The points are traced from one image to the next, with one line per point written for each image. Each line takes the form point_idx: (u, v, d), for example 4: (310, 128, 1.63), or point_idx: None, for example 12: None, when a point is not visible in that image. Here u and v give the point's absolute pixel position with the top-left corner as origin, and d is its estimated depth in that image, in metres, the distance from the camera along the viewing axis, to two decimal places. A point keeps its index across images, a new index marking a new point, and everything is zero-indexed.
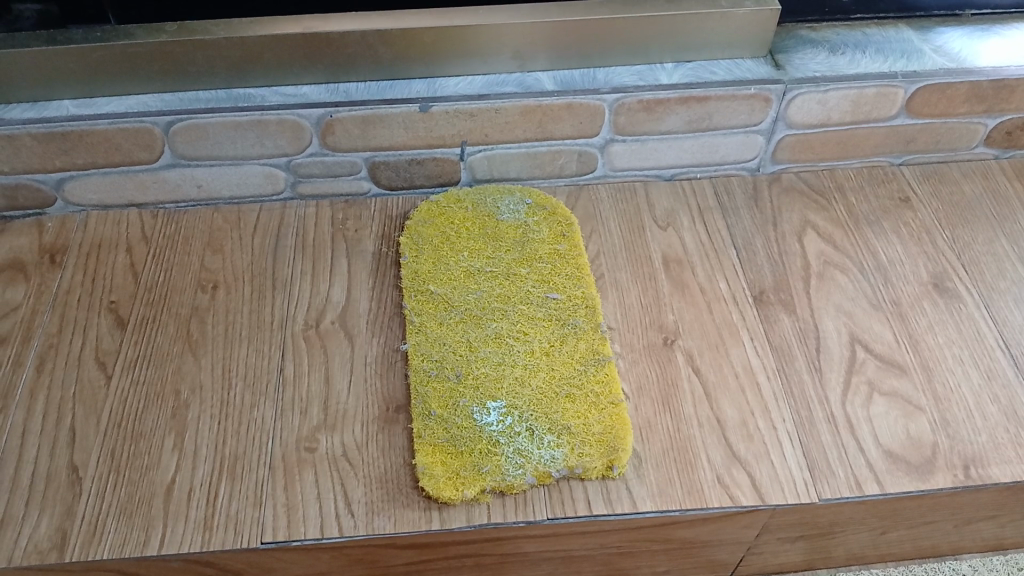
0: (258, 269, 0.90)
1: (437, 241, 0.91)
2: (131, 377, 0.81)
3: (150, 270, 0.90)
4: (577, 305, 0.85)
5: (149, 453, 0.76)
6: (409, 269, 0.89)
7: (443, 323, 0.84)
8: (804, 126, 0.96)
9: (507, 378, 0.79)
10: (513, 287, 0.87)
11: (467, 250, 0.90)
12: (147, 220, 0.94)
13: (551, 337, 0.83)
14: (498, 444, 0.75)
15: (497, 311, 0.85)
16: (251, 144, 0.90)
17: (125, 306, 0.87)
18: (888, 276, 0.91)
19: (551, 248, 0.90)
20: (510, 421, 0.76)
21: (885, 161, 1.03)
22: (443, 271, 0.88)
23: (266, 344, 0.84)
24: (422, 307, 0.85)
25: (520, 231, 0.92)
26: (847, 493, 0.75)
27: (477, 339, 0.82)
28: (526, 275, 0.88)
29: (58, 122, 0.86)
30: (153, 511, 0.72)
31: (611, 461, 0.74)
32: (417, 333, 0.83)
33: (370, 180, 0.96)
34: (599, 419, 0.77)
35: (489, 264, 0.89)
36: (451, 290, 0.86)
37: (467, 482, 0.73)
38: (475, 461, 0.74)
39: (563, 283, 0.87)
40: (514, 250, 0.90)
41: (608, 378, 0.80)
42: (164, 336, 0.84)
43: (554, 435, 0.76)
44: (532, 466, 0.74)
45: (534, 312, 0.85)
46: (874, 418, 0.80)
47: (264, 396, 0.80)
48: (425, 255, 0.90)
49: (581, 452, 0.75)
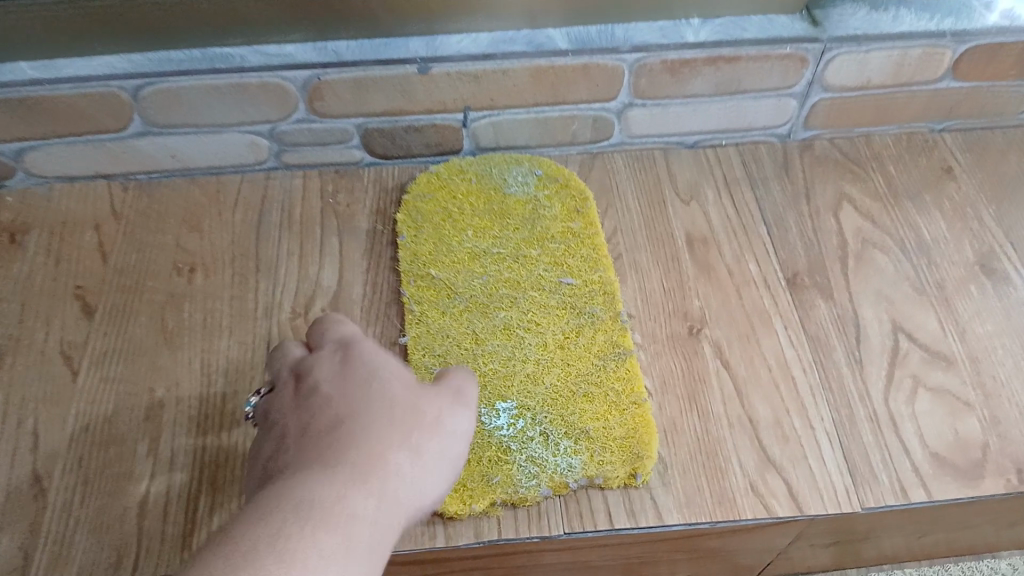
0: (241, 248, 0.82)
1: (437, 217, 0.83)
2: (101, 374, 0.73)
3: (120, 250, 0.81)
4: (593, 291, 0.77)
5: (122, 461, 0.68)
6: (407, 251, 0.81)
7: (446, 312, 0.76)
8: (841, 88, 0.88)
9: (517, 376, 0.72)
10: (522, 271, 0.79)
11: (471, 228, 0.82)
12: (117, 194, 0.86)
13: (566, 327, 0.75)
14: (509, 451, 0.68)
15: (505, 299, 0.77)
16: (230, 110, 0.81)
17: (94, 292, 0.78)
18: (930, 256, 0.84)
19: (564, 226, 0.82)
20: (522, 425, 0.69)
21: (924, 128, 0.94)
22: (445, 252, 0.80)
23: (250, 336, 0.76)
24: (423, 293, 0.77)
25: (529, 206, 0.84)
26: (891, 501, 0.69)
27: (484, 330, 0.75)
28: (537, 257, 0.80)
29: (12, 86, 0.76)
30: (127, 528, 0.65)
31: (633, 469, 0.67)
32: (417, 323, 0.75)
33: (363, 148, 0.87)
34: (619, 422, 0.70)
35: (495, 244, 0.81)
36: (455, 275, 0.79)
37: (476, 495, 0.65)
38: (485, 470, 0.67)
39: (579, 266, 0.79)
40: (522, 228, 0.82)
41: (628, 375, 0.72)
42: (138, 326, 0.76)
43: (571, 440, 0.68)
44: (547, 476, 0.67)
45: (547, 299, 0.77)
46: (920, 416, 0.73)
47: (249, 394, 0.72)
48: (425, 234, 0.82)
49: (601, 459, 0.68)
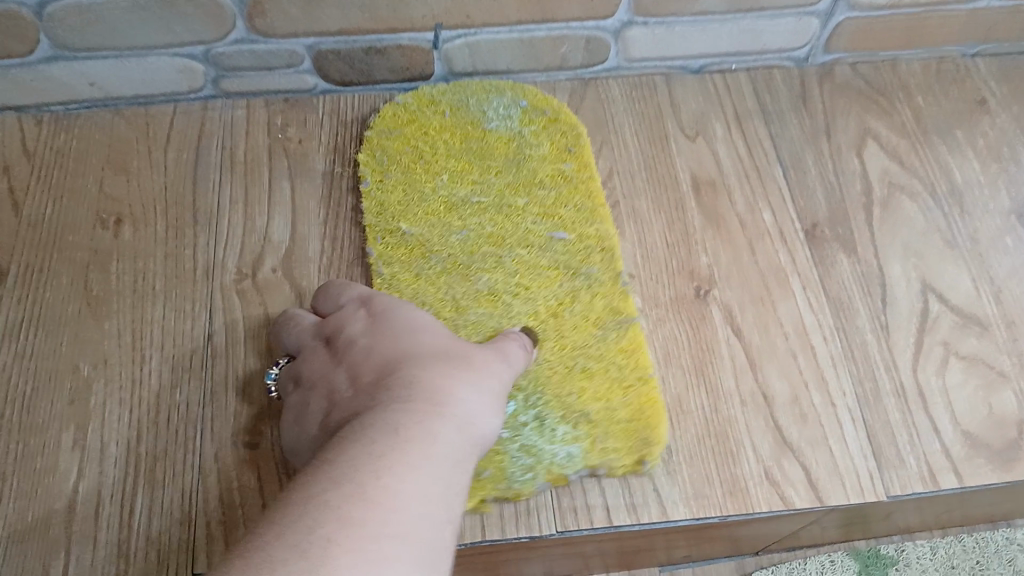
0: (177, 195, 0.70)
1: (406, 160, 0.72)
2: (15, 349, 0.63)
3: (34, 198, 0.69)
4: (589, 249, 0.68)
5: (43, 454, 0.59)
6: (371, 202, 0.69)
7: (421, 276, 0.66)
8: (869, 7, 0.76)
9: None
10: (507, 225, 0.69)
11: (446, 172, 0.71)
12: (29, 128, 0.73)
13: (560, 292, 0.65)
14: (499, 441, 0.59)
15: (489, 258, 0.67)
16: (156, 30, 0.68)
17: (5, 250, 0.67)
18: (963, 203, 0.75)
19: (554, 170, 0.71)
20: (513, 409, 0.60)
21: (956, 52, 0.83)
22: (417, 203, 0.69)
23: (189, 302, 0.65)
24: (395, 253, 0.67)
25: (512, 144, 0.73)
26: (918, 488, 0.61)
27: (465, 296, 0.65)
28: (524, 207, 0.69)
29: None
30: (51, 534, 0.56)
31: (640, 456, 0.59)
32: (388, 289, 0.65)
33: (316, 74, 0.75)
34: (623, 403, 0.61)
35: (475, 192, 0.70)
36: (430, 230, 0.68)
37: (463, 494, 0.57)
38: (472, 465, 0.58)
39: (572, 217, 0.69)
40: (506, 172, 0.71)
41: (631, 347, 0.63)
42: (57, 291, 0.65)
43: (568, 426, 0.60)
44: (543, 467, 0.58)
45: (537, 259, 0.67)
46: (951, 390, 0.65)
47: (190, 373, 0.62)
48: (393, 181, 0.71)
49: (604, 447, 0.59)
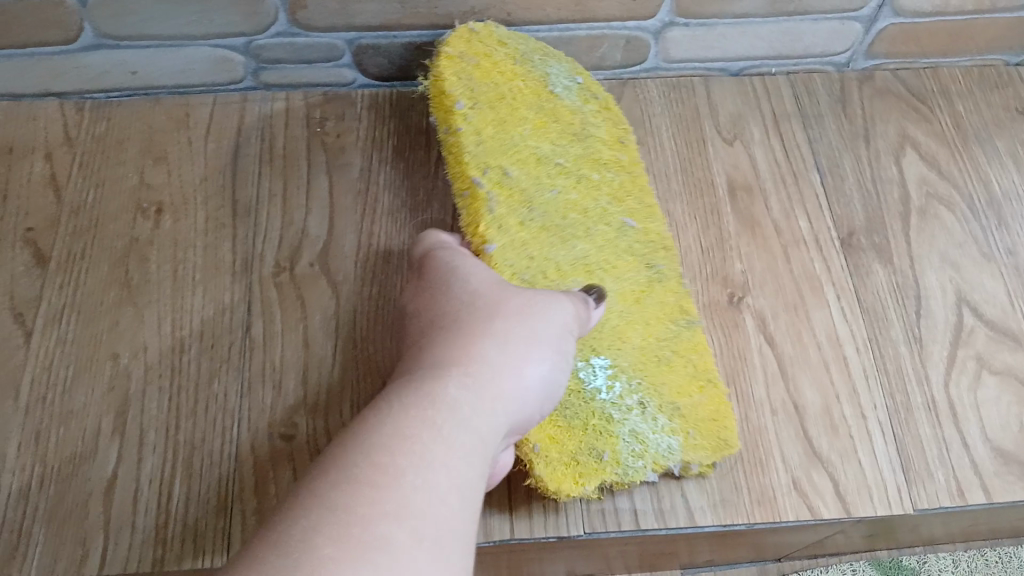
0: (215, 186, 0.71)
1: (493, 98, 0.68)
2: (56, 336, 0.64)
3: (74, 184, 0.70)
4: (656, 241, 0.68)
5: (83, 440, 0.60)
6: (469, 134, 0.66)
7: (526, 225, 0.65)
8: (914, 14, 0.75)
9: (606, 329, 0.63)
10: (589, 196, 0.68)
11: (528, 124, 0.69)
12: (70, 115, 0.73)
13: (636, 280, 0.65)
14: (612, 423, 0.60)
15: (578, 226, 0.66)
16: (198, 21, 0.68)
17: (46, 236, 0.68)
18: (1001, 215, 0.74)
19: (618, 150, 0.71)
20: (621, 390, 0.61)
21: (999, 59, 0.82)
22: (510, 149, 0.67)
23: (227, 293, 0.66)
24: (501, 193, 0.65)
25: (577, 118, 0.72)
26: (946, 503, 0.61)
27: (563, 262, 0.64)
28: (603, 180, 0.69)
29: None
30: (91, 520, 0.57)
31: (721, 454, 0.60)
32: (496, 232, 0.63)
33: (354, 68, 0.75)
34: (703, 402, 0.61)
35: (556, 154, 0.69)
36: (527, 180, 0.66)
37: (587, 475, 0.58)
38: (589, 444, 0.59)
39: (637, 207, 0.69)
40: (581, 142, 0.70)
41: (701, 347, 0.64)
42: (96, 279, 0.66)
43: (668, 416, 0.61)
44: (652, 454, 0.59)
45: (614, 241, 0.67)
46: (984, 404, 0.65)
47: (226, 364, 0.63)
48: (483, 116, 0.67)
49: (697, 443, 0.60)
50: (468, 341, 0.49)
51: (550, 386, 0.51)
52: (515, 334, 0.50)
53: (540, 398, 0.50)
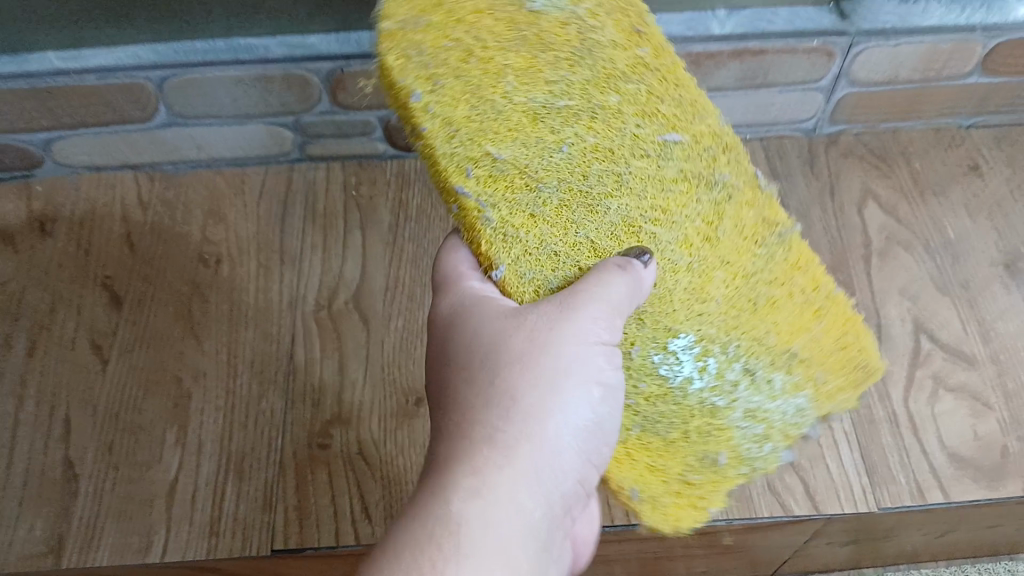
0: (265, 239, 0.83)
1: (454, 60, 0.52)
2: (128, 363, 0.74)
3: (146, 240, 0.82)
4: (709, 147, 0.58)
5: (150, 449, 0.70)
6: (438, 128, 0.52)
7: (536, 215, 0.54)
8: (868, 83, 0.87)
9: (678, 301, 0.57)
10: (611, 131, 0.55)
11: (511, 73, 0.53)
12: (144, 184, 0.86)
13: (700, 208, 0.57)
14: (719, 413, 0.58)
15: (604, 173, 0.55)
16: (255, 102, 0.81)
17: (121, 282, 0.79)
18: (956, 255, 0.83)
19: (634, 56, 0.55)
20: (718, 367, 0.58)
21: (953, 124, 0.93)
22: (493, 120, 0.53)
23: (274, 327, 0.77)
24: (494, 190, 0.54)
25: (570, 25, 0.54)
26: (908, 501, 0.69)
27: (600, 235, 0.55)
28: (620, 106, 0.55)
29: (40, 76, 0.76)
30: (155, 515, 0.67)
31: (867, 384, 0.59)
32: (500, 242, 0.54)
33: (385, 141, 0.87)
34: (824, 331, 0.58)
35: (556, 92, 0.54)
36: (522, 151, 0.54)
37: (704, 496, 0.56)
38: (698, 451, 0.57)
39: (676, 109, 0.56)
40: (581, 68, 0.55)
41: (802, 263, 0.59)
42: (164, 316, 0.77)
43: (784, 371, 0.58)
44: (773, 429, 0.58)
45: (659, 168, 0.56)
46: (941, 416, 0.73)
47: (273, 385, 0.73)
48: (451, 94, 0.52)
49: (831, 388, 0.58)
50: (482, 414, 0.47)
51: (590, 417, 0.50)
52: (532, 388, 0.48)
53: (584, 440, 0.49)
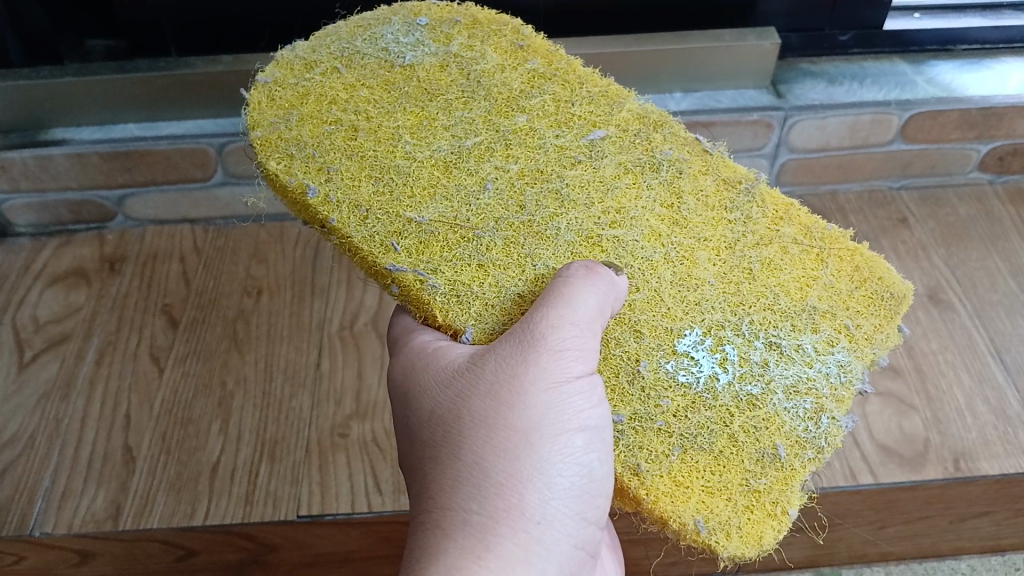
0: (299, 275, 0.99)
1: (340, 140, 0.58)
2: (183, 370, 0.89)
3: (200, 277, 0.99)
4: (639, 131, 0.61)
5: (197, 436, 0.83)
6: (348, 215, 0.55)
7: (484, 264, 0.53)
8: (805, 150, 1.03)
9: (690, 298, 0.54)
10: (531, 152, 0.59)
11: (405, 133, 0.59)
12: (199, 235, 1.03)
13: (656, 195, 0.58)
14: (759, 402, 0.51)
15: (548, 197, 0.57)
16: None
17: (178, 308, 0.95)
18: None
19: (526, 73, 0.64)
20: (755, 356, 0.52)
21: (884, 186, 1.10)
22: (404, 184, 0.56)
23: (305, 343, 0.92)
24: (430, 256, 0.53)
25: (450, 66, 0.64)
26: (842, 482, 0.81)
27: (560, 256, 0.54)
28: (529, 123, 0.60)
29: (122, 141, 0.93)
30: (200, 487, 0.79)
31: (901, 312, 0.56)
32: (455, 304, 0.52)
33: None
34: (836, 272, 0.57)
35: (459, 135, 0.59)
36: (444, 208, 0.55)
37: (776, 501, 0.49)
38: (753, 452, 0.49)
39: (588, 109, 0.62)
40: (473, 101, 0.61)
41: (782, 213, 0.59)
42: (213, 335, 0.92)
43: (811, 332, 0.54)
44: (824, 397, 0.52)
45: (595, 168, 0.59)
46: (871, 414, 0.86)
47: (303, 388, 0.87)
48: (349, 175, 0.57)
49: (863, 330, 0.54)
50: (453, 491, 0.47)
51: (577, 470, 0.47)
52: (501, 454, 0.47)
53: (574, 500, 0.47)
